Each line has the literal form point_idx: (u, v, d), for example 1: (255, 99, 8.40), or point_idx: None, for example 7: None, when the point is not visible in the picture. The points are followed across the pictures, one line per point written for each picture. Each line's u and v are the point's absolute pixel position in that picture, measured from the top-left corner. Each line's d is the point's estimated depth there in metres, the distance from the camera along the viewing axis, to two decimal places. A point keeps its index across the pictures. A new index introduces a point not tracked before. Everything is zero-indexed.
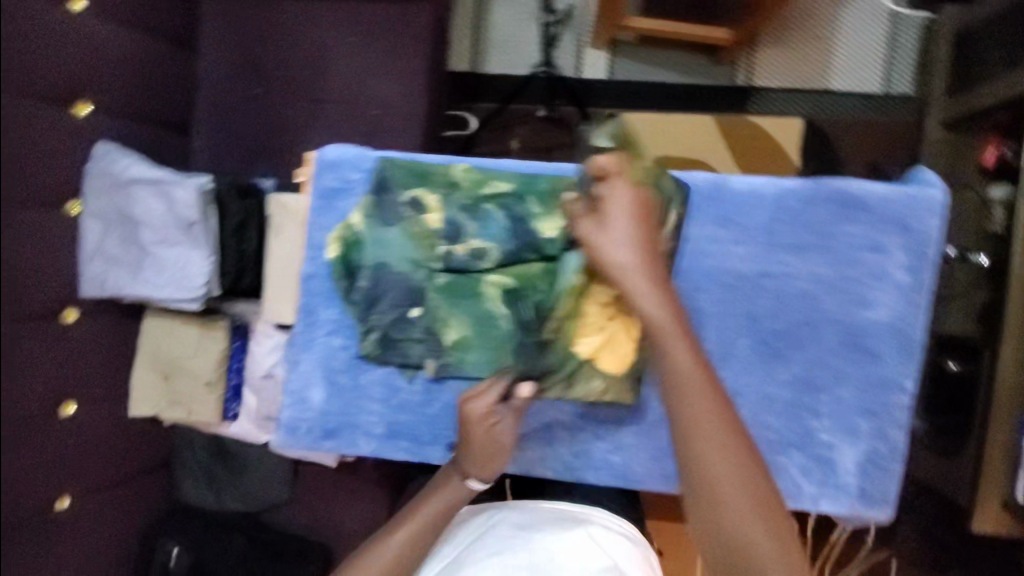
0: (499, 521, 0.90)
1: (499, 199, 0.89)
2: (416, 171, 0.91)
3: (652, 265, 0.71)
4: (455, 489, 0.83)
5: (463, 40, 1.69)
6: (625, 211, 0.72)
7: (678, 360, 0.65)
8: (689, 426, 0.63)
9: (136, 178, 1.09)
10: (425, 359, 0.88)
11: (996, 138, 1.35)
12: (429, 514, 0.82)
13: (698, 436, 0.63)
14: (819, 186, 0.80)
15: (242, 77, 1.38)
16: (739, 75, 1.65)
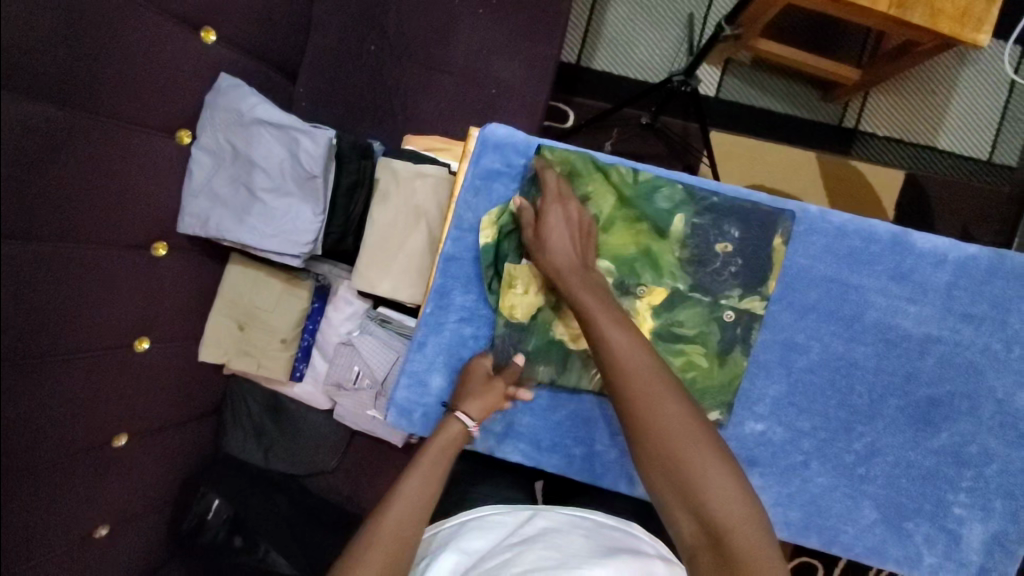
0: (537, 534, 0.77)
1: (656, 218, 0.81)
2: (578, 169, 0.81)
3: (578, 273, 0.75)
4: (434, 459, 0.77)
5: (576, 30, 1.62)
6: (561, 230, 0.77)
7: (607, 337, 0.71)
8: (638, 392, 0.68)
9: (262, 121, 1.05)
10: (556, 365, 0.85)
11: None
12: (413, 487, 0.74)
13: (644, 403, 0.68)
14: (1004, 260, 0.79)
15: (357, 25, 1.30)
16: (847, 117, 1.61)
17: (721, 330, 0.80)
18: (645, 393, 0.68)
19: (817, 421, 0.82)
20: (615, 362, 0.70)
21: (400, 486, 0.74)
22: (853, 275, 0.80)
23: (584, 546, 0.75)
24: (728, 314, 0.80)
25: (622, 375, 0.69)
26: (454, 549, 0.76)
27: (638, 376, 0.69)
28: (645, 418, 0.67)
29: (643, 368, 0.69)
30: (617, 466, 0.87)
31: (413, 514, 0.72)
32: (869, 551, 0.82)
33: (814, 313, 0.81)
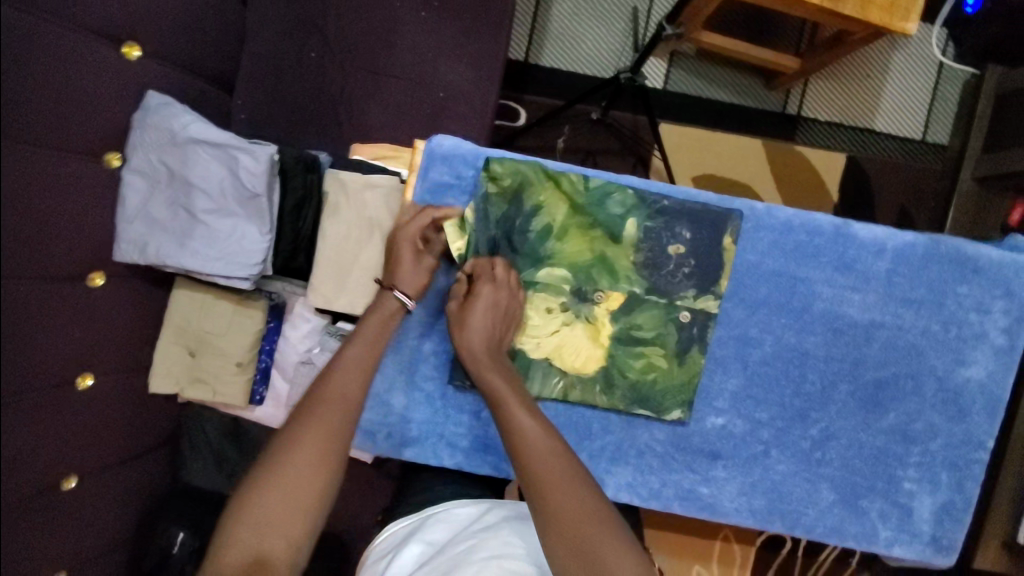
0: (499, 519, 0.79)
1: (609, 224, 0.81)
2: (529, 179, 0.81)
3: (496, 365, 0.73)
4: (338, 404, 0.71)
5: (522, 27, 1.61)
6: (485, 314, 0.76)
7: (521, 428, 0.67)
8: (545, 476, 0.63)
9: (198, 140, 1.00)
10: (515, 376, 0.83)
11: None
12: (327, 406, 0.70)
13: (545, 488, 0.62)
14: (939, 245, 0.82)
15: (294, 34, 1.25)
16: (789, 103, 1.66)
17: (678, 331, 0.82)
18: (548, 474, 0.63)
19: (774, 411, 0.84)
20: (520, 446, 0.66)
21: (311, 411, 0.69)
22: (801, 267, 0.82)
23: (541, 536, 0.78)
24: (683, 315, 0.82)
25: (523, 460, 0.65)
26: (416, 542, 0.79)
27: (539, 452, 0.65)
28: (540, 502, 0.62)
29: (549, 450, 0.65)
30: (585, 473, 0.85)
31: (328, 439, 0.68)
32: (830, 531, 0.86)
33: (765, 307, 0.83)
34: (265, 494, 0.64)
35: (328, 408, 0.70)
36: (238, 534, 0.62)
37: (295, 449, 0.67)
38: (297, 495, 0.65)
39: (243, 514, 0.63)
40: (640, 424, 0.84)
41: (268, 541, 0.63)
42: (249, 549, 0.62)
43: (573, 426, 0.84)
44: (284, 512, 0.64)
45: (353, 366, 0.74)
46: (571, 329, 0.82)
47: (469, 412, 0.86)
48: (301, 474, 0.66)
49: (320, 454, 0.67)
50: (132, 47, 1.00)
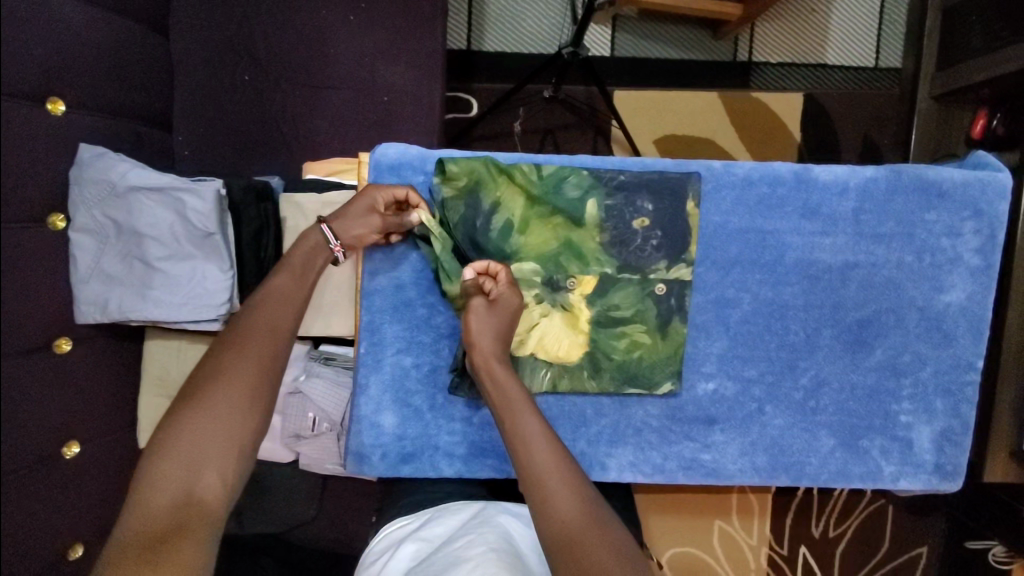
0: (494, 519, 0.82)
1: (568, 208, 0.78)
2: (481, 175, 0.78)
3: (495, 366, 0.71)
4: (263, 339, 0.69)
5: (460, 15, 1.57)
6: (508, 318, 0.73)
7: (525, 427, 0.65)
8: (544, 469, 0.62)
9: (140, 187, 0.96)
10: None
11: (982, 108, 1.39)
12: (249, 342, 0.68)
13: (549, 501, 0.60)
14: (900, 175, 0.81)
15: (223, 61, 1.20)
16: (739, 51, 1.63)
17: (656, 305, 0.80)
18: (553, 484, 0.61)
19: (762, 367, 0.84)
20: (525, 448, 0.64)
21: (238, 348, 0.67)
22: (771, 221, 0.81)
23: (530, 546, 0.79)
24: (659, 287, 0.80)
25: (531, 472, 0.62)
26: (412, 542, 0.80)
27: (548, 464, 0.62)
28: (542, 512, 0.60)
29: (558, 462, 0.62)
30: (586, 459, 0.84)
31: (256, 373, 0.67)
32: (835, 475, 0.87)
33: (738, 266, 0.82)
34: (188, 432, 0.62)
35: (252, 343, 0.68)
36: (163, 474, 0.60)
37: (221, 386, 0.65)
38: (226, 429, 0.63)
39: (167, 454, 0.61)
40: (633, 402, 0.84)
41: (198, 478, 0.60)
42: (176, 487, 0.59)
43: (568, 416, 0.83)
44: (213, 448, 0.62)
45: (277, 302, 0.72)
46: (549, 321, 0.79)
47: (461, 418, 0.85)
48: (226, 410, 0.63)
49: (249, 389, 0.65)
50: (56, 102, 0.93)
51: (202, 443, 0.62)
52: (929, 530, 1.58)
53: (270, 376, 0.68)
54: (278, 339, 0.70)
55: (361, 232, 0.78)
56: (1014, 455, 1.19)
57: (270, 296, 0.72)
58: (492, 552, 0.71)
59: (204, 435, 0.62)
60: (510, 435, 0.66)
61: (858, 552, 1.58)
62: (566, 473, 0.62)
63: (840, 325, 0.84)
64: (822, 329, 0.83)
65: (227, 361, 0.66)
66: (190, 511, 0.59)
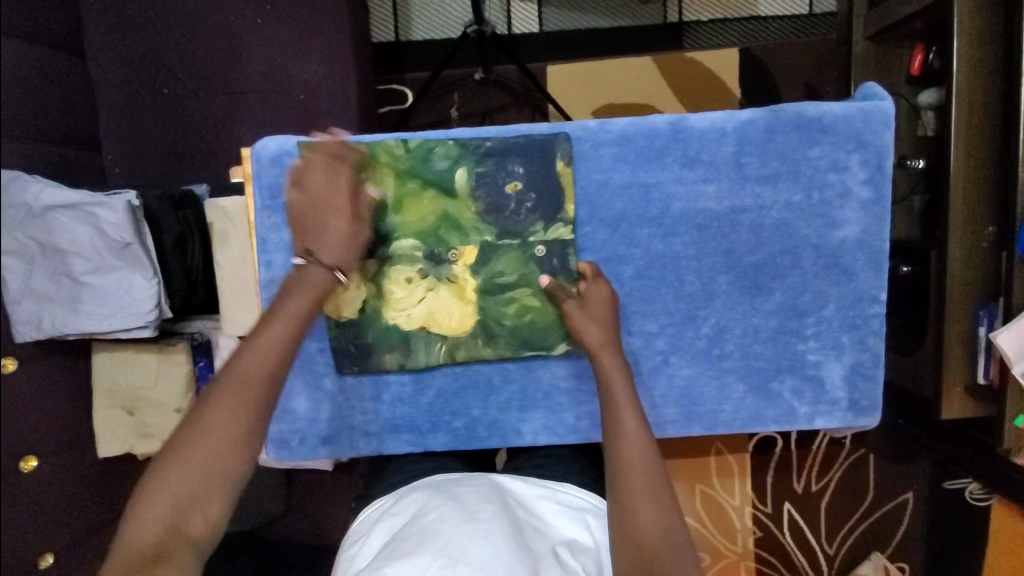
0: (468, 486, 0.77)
1: (435, 180, 0.80)
2: (344, 157, 0.80)
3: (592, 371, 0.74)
4: (254, 365, 0.63)
5: (384, 6, 1.56)
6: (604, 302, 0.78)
7: (624, 421, 0.67)
8: (631, 461, 0.64)
9: (54, 206, 0.98)
10: (404, 361, 0.83)
11: (918, 43, 1.37)
12: (236, 383, 0.62)
13: (632, 499, 0.62)
14: (779, 114, 0.81)
15: (141, 78, 1.22)
16: (669, 13, 1.61)
17: (540, 266, 0.82)
18: (635, 482, 0.63)
19: (662, 320, 0.85)
20: (622, 442, 0.66)
21: (230, 377, 0.62)
22: (654, 174, 0.82)
23: (562, 519, 0.77)
24: (540, 250, 0.81)
25: (620, 463, 0.64)
26: (387, 517, 0.75)
27: (640, 456, 0.65)
28: (624, 515, 0.62)
29: (648, 460, 0.65)
30: (500, 426, 0.87)
31: (247, 410, 0.61)
32: (748, 420, 0.87)
33: (626, 221, 0.83)
34: (173, 472, 0.58)
35: (242, 380, 0.62)
36: (146, 513, 0.57)
37: (204, 425, 0.60)
38: (214, 466, 0.59)
39: (149, 494, 0.58)
40: (538, 366, 0.85)
41: (181, 521, 0.57)
42: (160, 525, 0.57)
43: (474, 384, 0.86)
44: (194, 495, 0.58)
45: (268, 339, 0.65)
46: (436, 294, 0.82)
47: (373, 397, 0.86)
48: (205, 455, 0.59)
49: (235, 428, 0.60)
50: None
51: (186, 479, 0.58)
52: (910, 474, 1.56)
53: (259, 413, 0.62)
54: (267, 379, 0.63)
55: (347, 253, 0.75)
56: None
57: (264, 334, 0.65)
58: (466, 528, 0.67)
59: (192, 470, 0.58)
60: (608, 423, 0.68)
61: (841, 500, 1.61)
62: (641, 459, 0.65)
63: (734, 270, 0.84)
64: (717, 274, 0.84)
65: (215, 395, 0.61)
66: (171, 549, 0.56)
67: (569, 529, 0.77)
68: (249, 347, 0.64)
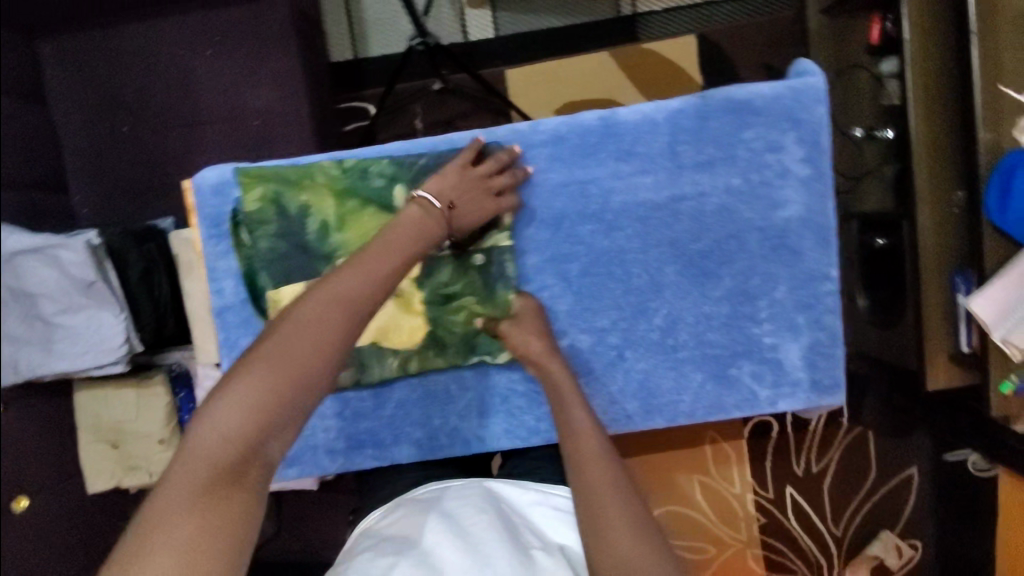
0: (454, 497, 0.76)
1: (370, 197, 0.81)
2: (281, 183, 0.81)
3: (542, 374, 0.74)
4: (353, 293, 0.57)
5: (340, 26, 1.58)
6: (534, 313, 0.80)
7: (576, 420, 0.68)
8: (585, 458, 0.64)
9: (19, 250, 0.97)
10: (359, 378, 0.83)
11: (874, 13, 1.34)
12: (329, 305, 0.55)
13: (589, 491, 0.61)
14: (709, 101, 0.81)
15: (100, 118, 1.25)
16: (622, 6, 1.60)
17: (482, 273, 0.82)
18: (594, 475, 0.62)
19: (613, 315, 0.85)
20: (576, 442, 0.66)
21: (328, 298, 0.55)
22: (591, 171, 0.82)
23: (554, 525, 0.75)
24: (478, 257, 0.82)
25: (574, 462, 0.64)
26: (372, 531, 0.75)
27: (597, 457, 0.64)
28: (583, 507, 0.61)
29: (604, 457, 0.64)
30: (462, 434, 0.87)
31: (342, 342, 0.55)
32: (709, 408, 0.87)
33: (567, 220, 0.83)
34: (259, 382, 0.51)
35: (339, 308, 0.55)
36: (228, 420, 0.50)
37: (298, 341, 0.53)
38: (297, 392, 0.52)
39: (233, 401, 0.50)
40: (493, 370, 0.86)
41: (260, 444, 0.51)
42: (240, 441, 0.50)
43: (432, 394, 0.87)
44: (273, 419, 0.51)
45: (366, 270, 0.59)
46: (383, 309, 0.81)
47: (333, 415, 0.87)
48: (291, 372, 0.52)
49: (328, 357, 0.54)
50: None
51: (269, 399, 0.51)
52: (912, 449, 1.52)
53: (349, 348, 0.56)
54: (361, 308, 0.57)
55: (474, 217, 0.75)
56: None
57: (355, 268, 0.59)
58: (446, 539, 0.67)
59: (280, 386, 0.51)
60: (562, 427, 0.69)
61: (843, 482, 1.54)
62: (594, 453, 0.64)
63: (679, 259, 0.84)
64: (663, 264, 0.84)
65: (309, 313, 0.54)
66: (245, 471, 0.50)
67: (562, 533, 0.74)
68: (342, 278, 0.57)
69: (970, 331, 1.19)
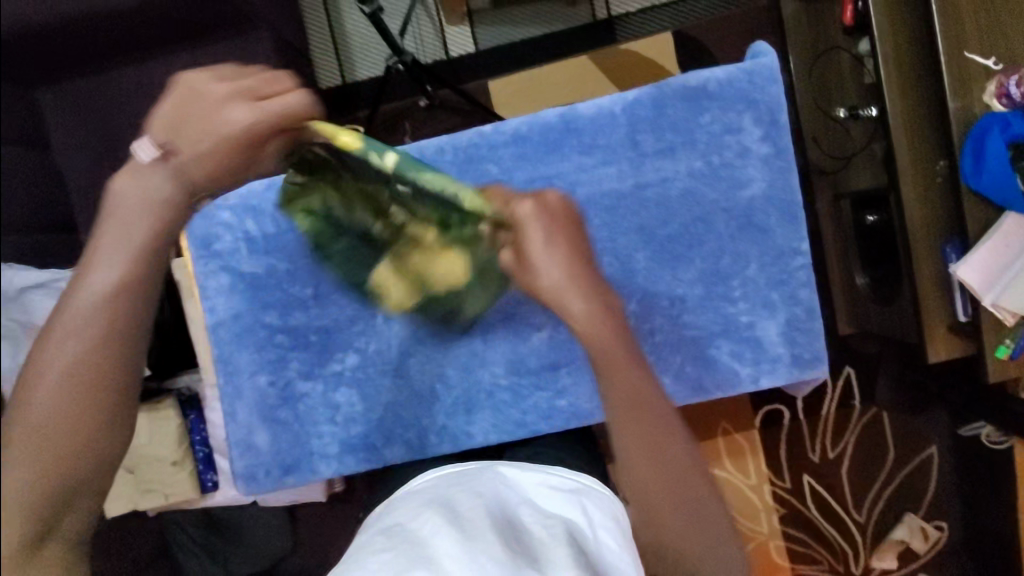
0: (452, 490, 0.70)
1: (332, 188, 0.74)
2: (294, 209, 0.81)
3: None
4: (90, 310, 0.50)
5: (326, 54, 1.64)
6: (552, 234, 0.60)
7: (645, 396, 0.54)
8: (660, 452, 0.54)
9: (28, 286, 1.06)
10: None
11: None
12: (75, 330, 0.49)
13: (663, 494, 0.54)
14: (664, 89, 0.83)
15: (101, 159, 1.31)
16: (597, 10, 1.64)
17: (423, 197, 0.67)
18: (669, 472, 0.53)
19: None
20: (648, 426, 0.54)
21: (70, 323, 0.49)
22: (556, 166, 0.85)
23: (561, 500, 0.70)
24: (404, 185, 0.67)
25: (647, 456, 0.54)
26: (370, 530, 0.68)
27: (663, 429, 0.54)
28: (653, 505, 0.55)
29: (678, 448, 0.54)
30: (451, 431, 0.89)
31: (103, 357, 0.49)
32: (692, 390, 0.87)
33: None
34: (30, 440, 0.47)
35: (87, 329, 0.49)
36: (9, 488, 0.47)
37: (52, 384, 0.48)
38: (83, 426, 0.49)
39: (7, 470, 0.47)
40: (477, 366, 0.89)
41: (78, 487, 0.50)
42: (42, 502, 0.48)
43: (419, 394, 0.89)
44: (67, 471, 0.49)
45: (104, 272, 0.51)
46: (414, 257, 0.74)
47: (326, 421, 0.90)
48: (58, 430, 0.48)
49: (91, 379, 0.49)
50: None
51: (52, 447, 0.48)
52: (928, 428, 1.48)
53: (123, 354, 0.50)
54: (113, 350, 0.50)
55: (251, 123, 0.57)
56: (954, 327, 1.16)
57: (86, 275, 0.50)
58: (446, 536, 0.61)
59: (57, 432, 0.48)
60: (628, 402, 0.54)
61: (862, 467, 1.48)
62: (670, 448, 0.54)
63: (649, 245, 0.85)
64: (634, 251, 0.85)
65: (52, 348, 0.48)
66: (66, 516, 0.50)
67: (570, 508, 0.69)
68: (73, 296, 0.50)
69: (965, 301, 1.14)
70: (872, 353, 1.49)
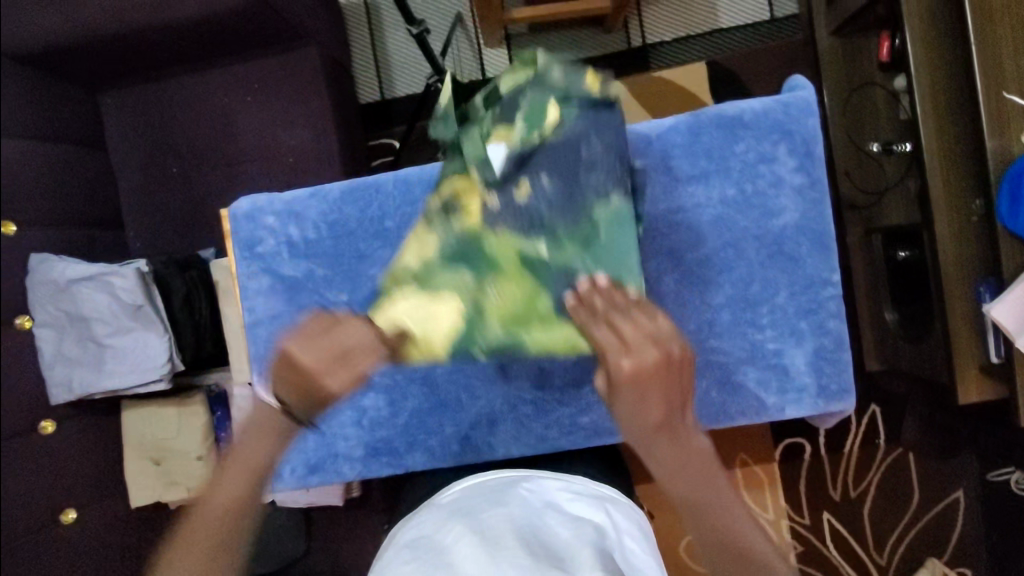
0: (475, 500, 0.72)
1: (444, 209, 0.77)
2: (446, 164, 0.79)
3: None
4: (239, 466, 0.71)
5: (368, 71, 1.70)
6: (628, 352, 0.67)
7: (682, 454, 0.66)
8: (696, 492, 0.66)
9: (76, 279, 1.11)
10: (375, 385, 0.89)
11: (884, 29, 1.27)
12: (232, 480, 0.71)
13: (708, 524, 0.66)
14: (700, 117, 0.86)
15: (152, 161, 1.38)
16: (632, 36, 1.68)
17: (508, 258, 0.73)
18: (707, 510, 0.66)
19: None
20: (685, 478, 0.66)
21: (224, 478, 0.71)
22: None
23: (581, 506, 0.72)
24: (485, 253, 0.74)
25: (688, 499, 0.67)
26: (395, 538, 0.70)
27: (704, 476, 0.67)
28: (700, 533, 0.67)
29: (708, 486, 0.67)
30: (472, 441, 0.91)
31: (242, 496, 0.71)
32: (716, 415, 0.87)
33: None
34: (185, 552, 0.70)
35: (235, 476, 0.71)
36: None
37: (210, 509, 0.71)
38: (221, 548, 0.70)
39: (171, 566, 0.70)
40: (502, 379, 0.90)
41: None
42: None
43: (444, 402, 0.91)
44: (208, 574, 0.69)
45: (257, 443, 0.72)
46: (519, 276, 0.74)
47: (352, 423, 0.92)
48: (209, 542, 0.70)
49: (229, 512, 0.71)
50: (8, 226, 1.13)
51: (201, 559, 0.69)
52: (958, 472, 1.43)
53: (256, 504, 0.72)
54: (246, 512, 0.71)
55: (349, 343, 0.68)
56: (986, 369, 1.14)
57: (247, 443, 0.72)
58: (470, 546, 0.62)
59: (207, 547, 0.69)
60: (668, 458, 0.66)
61: (886, 508, 1.45)
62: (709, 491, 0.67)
63: (678, 268, 0.86)
64: (663, 273, 0.86)
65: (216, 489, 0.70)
66: None
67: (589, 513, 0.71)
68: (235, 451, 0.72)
69: (997, 340, 1.10)
70: (901, 391, 1.46)
